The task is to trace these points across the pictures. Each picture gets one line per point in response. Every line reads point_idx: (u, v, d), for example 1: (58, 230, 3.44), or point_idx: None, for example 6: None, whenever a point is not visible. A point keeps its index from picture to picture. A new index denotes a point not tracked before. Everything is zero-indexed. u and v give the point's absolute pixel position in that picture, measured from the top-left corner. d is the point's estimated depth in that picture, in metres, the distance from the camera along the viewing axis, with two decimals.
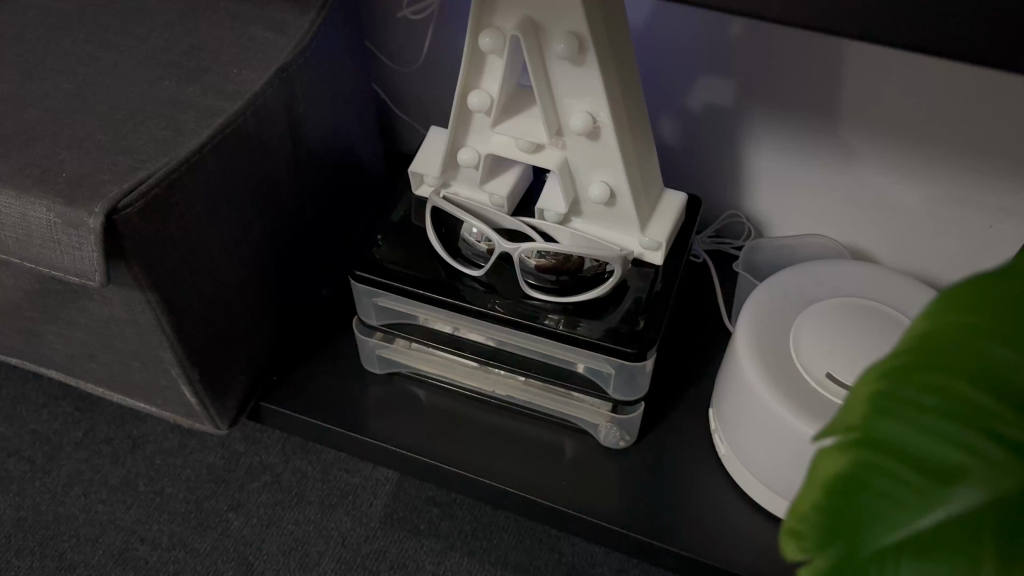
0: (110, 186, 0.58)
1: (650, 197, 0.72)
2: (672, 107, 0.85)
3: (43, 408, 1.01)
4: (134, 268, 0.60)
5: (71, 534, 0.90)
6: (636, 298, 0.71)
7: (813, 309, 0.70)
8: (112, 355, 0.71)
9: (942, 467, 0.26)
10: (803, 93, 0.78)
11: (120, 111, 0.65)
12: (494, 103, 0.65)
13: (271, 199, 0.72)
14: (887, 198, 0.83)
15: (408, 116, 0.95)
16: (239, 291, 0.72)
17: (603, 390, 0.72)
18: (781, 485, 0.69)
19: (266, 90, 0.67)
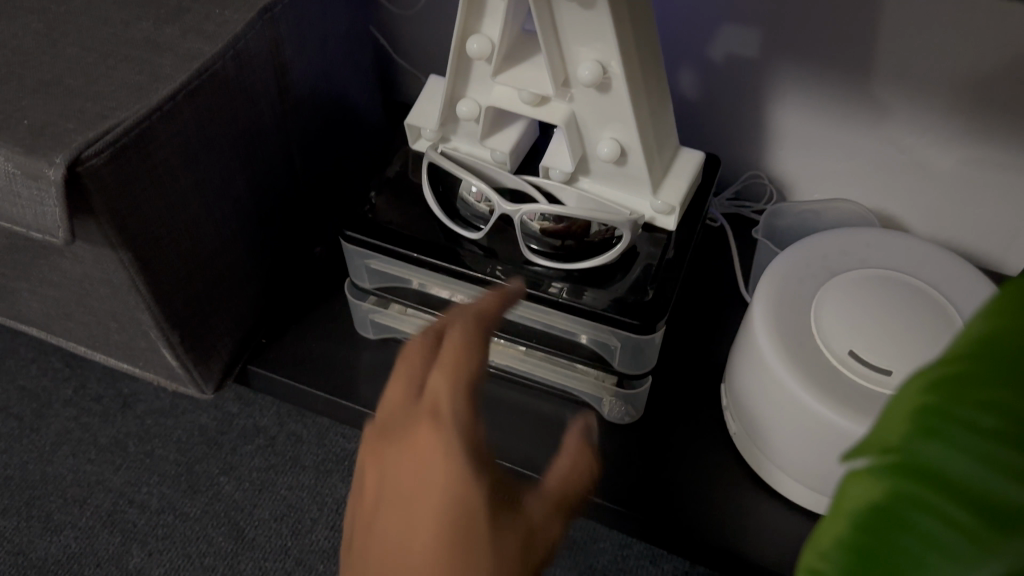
0: (74, 136, 0.53)
1: (664, 155, 0.66)
2: (692, 57, 0.79)
3: (32, 363, 0.99)
4: (104, 224, 0.56)
5: (58, 494, 0.88)
6: (646, 266, 0.66)
7: (836, 281, 0.65)
8: (89, 315, 0.67)
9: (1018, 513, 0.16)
10: (836, 45, 0.72)
11: (91, 54, 0.60)
12: (495, 49, 0.59)
13: (255, 151, 0.68)
14: (919, 161, 0.77)
15: (409, 63, 0.89)
16: (223, 249, 0.68)
17: (608, 362, 0.68)
18: (795, 468, 0.65)
19: (249, 32, 0.62)
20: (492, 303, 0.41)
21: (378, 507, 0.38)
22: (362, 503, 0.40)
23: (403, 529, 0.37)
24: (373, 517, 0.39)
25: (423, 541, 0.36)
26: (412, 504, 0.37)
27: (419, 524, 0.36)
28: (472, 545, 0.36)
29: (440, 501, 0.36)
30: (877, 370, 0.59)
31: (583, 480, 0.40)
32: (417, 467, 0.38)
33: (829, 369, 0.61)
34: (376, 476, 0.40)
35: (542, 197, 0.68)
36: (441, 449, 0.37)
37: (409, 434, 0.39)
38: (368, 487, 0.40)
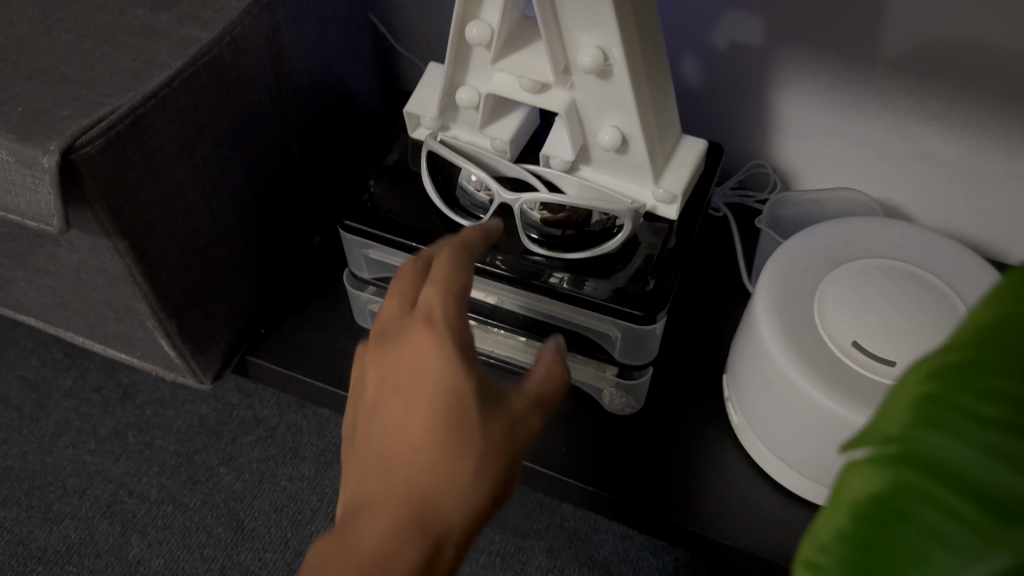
0: (68, 123, 0.53)
1: (666, 143, 0.66)
2: (695, 45, 0.78)
3: (32, 353, 0.98)
4: (99, 213, 0.55)
5: (58, 485, 0.88)
6: (647, 256, 0.65)
7: (840, 270, 0.64)
8: (86, 304, 0.67)
9: (1014, 500, 0.17)
10: (842, 32, 0.71)
11: (87, 41, 0.59)
12: (494, 35, 0.58)
13: (253, 139, 0.67)
14: (924, 150, 0.76)
15: (409, 51, 0.89)
16: (220, 238, 0.67)
17: (609, 353, 0.68)
18: (798, 460, 0.64)
19: (245, 18, 0.61)
20: (476, 233, 0.56)
21: (382, 394, 0.48)
22: (367, 399, 0.50)
23: (405, 411, 0.46)
24: (378, 406, 0.48)
25: (421, 426, 0.45)
26: (410, 391, 0.47)
27: (416, 406, 0.46)
28: (459, 426, 0.46)
29: (432, 386, 0.46)
30: (881, 360, 0.59)
31: (557, 379, 0.50)
32: (412, 360, 0.48)
33: (832, 360, 0.60)
34: (379, 375, 0.49)
35: (543, 186, 0.67)
36: (432, 344, 0.48)
37: (405, 335, 0.49)
38: (372, 388, 0.49)
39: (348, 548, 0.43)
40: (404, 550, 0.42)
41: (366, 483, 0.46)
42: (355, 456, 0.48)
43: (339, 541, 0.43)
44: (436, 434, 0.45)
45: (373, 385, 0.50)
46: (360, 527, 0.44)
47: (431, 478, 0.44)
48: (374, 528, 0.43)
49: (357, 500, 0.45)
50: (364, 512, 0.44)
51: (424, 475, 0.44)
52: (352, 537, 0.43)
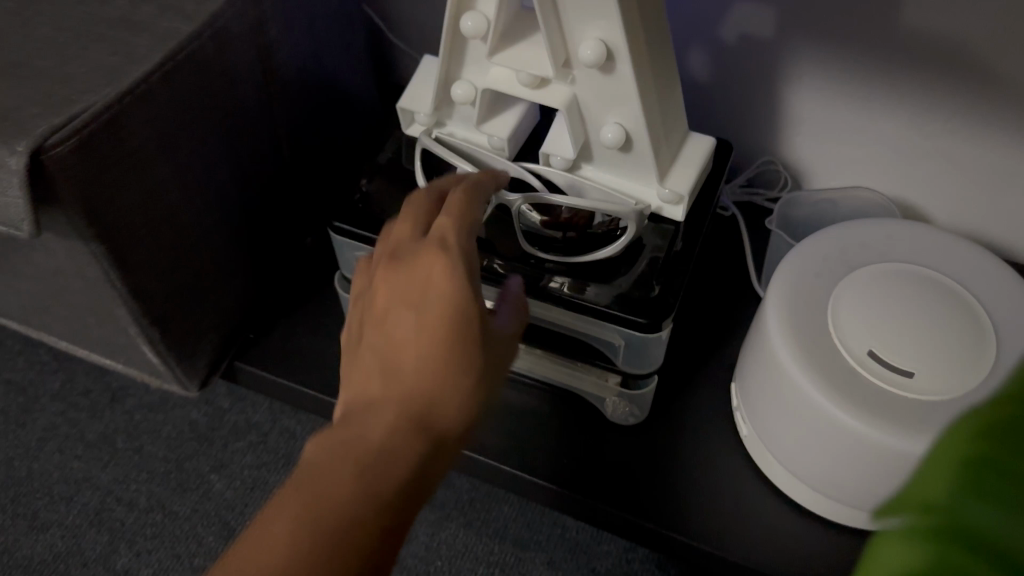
0: (38, 121, 0.50)
1: (672, 141, 0.62)
2: (704, 37, 0.74)
3: (19, 355, 0.96)
4: (73, 216, 0.52)
5: (44, 492, 0.85)
6: (652, 260, 0.62)
7: (855, 275, 0.61)
8: (66, 309, 0.64)
9: None
10: (859, 24, 0.67)
11: (64, 33, 0.56)
12: (490, 27, 0.55)
13: (239, 136, 0.64)
14: (942, 147, 0.72)
15: (406, 43, 0.85)
16: (206, 240, 0.64)
17: (612, 361, 0.65)
18: (811, 475, 0.61)
19: (229, 10, 0.58)
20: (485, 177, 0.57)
21: (388, 305, 0.50)
22: (370, 309, 0.51)
23: (412, 323, 0.48)
24: (383, 317, 0.50)
25: (427, 338, 0.47)
26: (417, 304, 0.48)
27: (423, 318, 0.48)
28: (462, 342, 0.47)
29: (441, 301, 0.48)
30: (898, 372, 0.56)
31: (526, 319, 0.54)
32: (420, 276, 0.49)
33: (846, 371, 0.57)
34: (383, 287, 0.50)
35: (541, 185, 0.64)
36: (442, 266, 0.49)
37: (414, 254, 0.50)
38: (376, 298, 0.51)
39: (352, 442, 0.45)
40: (406, 447, 0.45)
41: (366, 384, 0.48)
42: (354, 361, 0.50)
43: (341, 433, 0.46)
44: (441, 346, 0.47)
45: (376, 295, 0.51)
46: (363, 425, 0.46)
47: (433, 386, 0.47)
48: (377, 428, 0.45)
49: (358, 402, 0.48)
50: (366, 413, 0.46)
51: (424, 384, 0.47)
52: (354, 432, 0.45)
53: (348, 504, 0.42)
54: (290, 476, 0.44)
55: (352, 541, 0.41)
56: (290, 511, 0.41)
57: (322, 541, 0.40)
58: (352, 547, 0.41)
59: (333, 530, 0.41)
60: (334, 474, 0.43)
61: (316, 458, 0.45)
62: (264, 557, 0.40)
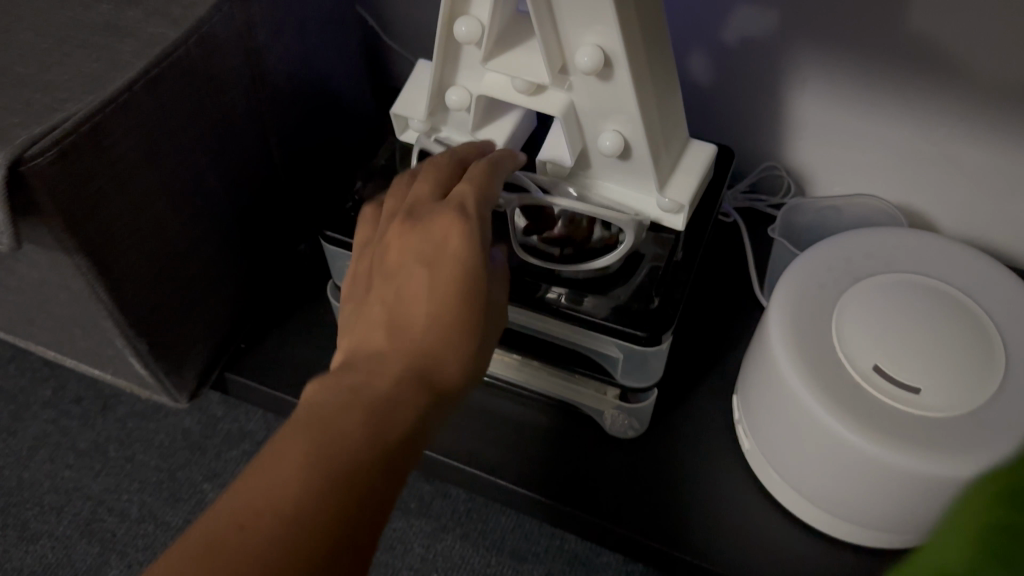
0: (18, 131, 0.48)
1: (672, 148, 0.61)
2: (705, 40, 0.73)
3: (10, 362, 0.94)
4: (56, 229, 0.51)
5: (34, 502, 0.84)
6: (651, 271, 0.61)
7: (861, 286, 0.59)
8: (52, 320, 0.63)
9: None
10: (866, 27, 0.65)
11: (46, 39, 0.55)
12: (485, 32, 0.54)
13: (228, 143, 0.62)
14: (949, 153, 0.71)
15: (401, 46, 0.84)
16: (194, 249, 0.63)
17: (610, 374, 0.63)
18: (814, 492, 0.60)
19: (216, 15, 0.56)
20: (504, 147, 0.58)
21: (402, 262, 0.50)
22: (383, 265, 0.51)
23: (425, 281, 0.49)
24: (396, 274, 0.50)
25: (438, 297, 0.48)
26: (431, 263, 0.49)
27: (436, 277, 0.49)
28: (471, 302, 0.48)
29: (455, 261, 0.49)
30: (904, 387, 0.54)
31: None
32: (435, 235, 0.50)
33: (852, 387, 0.56)
34: (398, 244, 0.51)
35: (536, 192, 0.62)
36: (458, 227, 0.49)
37: (430, 213, 0.51)
38: (390, 254, 0.51)
39: (359, 386, 0.45)
40: (411, 397, 0.46)
41: (372, 336, 0.49)
42: (362, 315, 0.51)
43: (349, 379, 0.46)
44: (450, 305, 0.48)
45: (390, 252, 0.51)
46: (370, 373, 0.46)
47: (440, 343, 0.48)
48: (385, 377, 0.46)
49: (365, 353, 0.48)
50: (373, 363, 0.47)
51: (431, 343, 0.48)
52: (362, 379, 0.46)
53: (354, 441, 0.42)
54: (296, 413, 0.45)
55: (356, 475, 0.41)
56: (297, 442, 0.42)
57: (329, 470, 0.41)
58: (356, 479, 0.41)
59: (339, 462, 0.41)
60: (341, 413, 0.44)
61: (323, 399, 0.45)
62: (271, 480, 0.40)
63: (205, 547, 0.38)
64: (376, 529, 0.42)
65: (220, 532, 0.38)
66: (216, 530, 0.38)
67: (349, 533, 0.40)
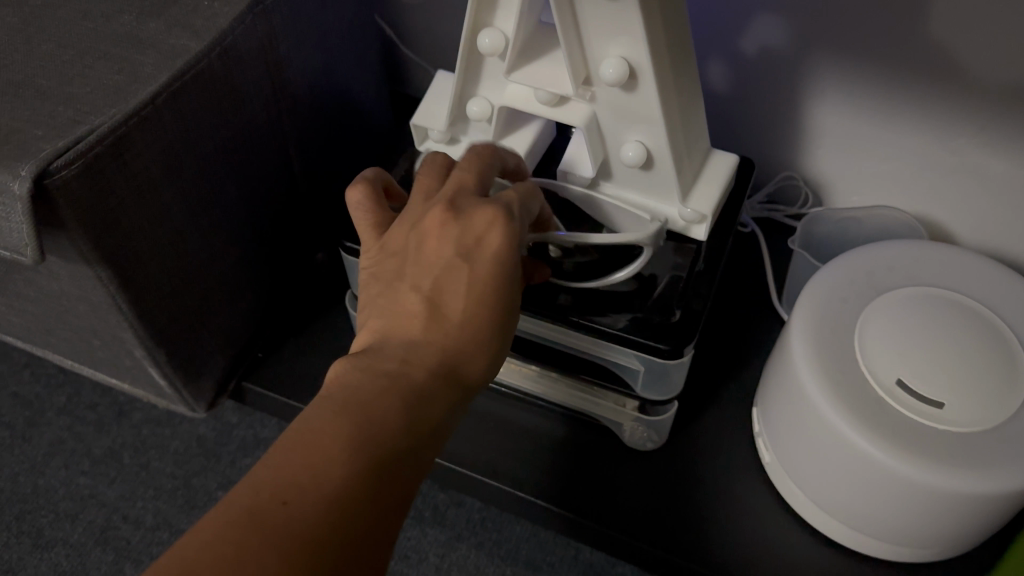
0: (41, 144, 0.48)
1: (694, 159, 0.61)
2: (723, 50, 0.73)
3: (25, 368, 0.94)
4: (79, 242, 0.51)
5: (49, 509, 0.84)
6: (672, 283, 0.60)
7: (883, 300, 0.59)
8: (70, 330, 0.63)
9: None
10: (886, 39, 0.65)
11: (68, 51, 0.55)
12: (508, 44, 0.54)
13: (248, 154, 0.62)
14: (969, 164, 0.70)
15: (418, 55, 0.84)
16: (215, 259, 0.63)
17: (630, 387, 0.63)
18: (837, 508, 0.59)
19: (238, 26, 0.56)
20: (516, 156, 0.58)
21: (436, 250, 0.49)
22: (417, 254, 0.49)
23: (463, 280, 0.48)
24: (432, 265, 0.49)
25: (473, 294, 0.47)
26: (469, 260, 0.48)
27: (474, 277, 0.47)
28: (502, 306, 0.48)
29: (495, 264, 0.47)
30: (928, 403, 0.54)
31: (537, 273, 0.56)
32: (476, 232, 0.48)
33: (875, 402, 0.55)
34: (436, 235, 0.49)
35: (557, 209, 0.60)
36: (501, 225, 0.47)
37: (472, 206, 0.49)
38: (425, 243, 0.49)
39: (390, 375, 0.45)
40: (437, 393, 0.46)
41: (402, 322, 0.48)
42: (389, 299, 0.49)
43: (378, 365, 0.45)
44: (484, 306, 0.47)
45: (425, 241, 0.49)
46: (400, 362, 0.46)
47: (469, 343, 0.47)
48: (416, 370, 0.46)
49: (392, 338, 0.48)
50: (402, 351, 0.47)
51: (463, 337, 0.47)
52: (394, 367, 0.45)
53: (383, 431, 0.42)
54: (324, 393, 0.44)
55: (383, 466, 0.41)
56: (329, 424, 0.41)
57: (359, 457, 0.40)
58: (381, 466, 0.41)
59: (369, 450, 0.41)
60: (372, 401, 0.43)
61: (352, 382, 0.44)
62: (303, 457, 0.40)
63: (232, 518, 0.37)
64: (394, 520, 0.42)
65: (249, 504, 0.38)
66: (244, 502, 0.38)
67: (371, 521, 0.40)
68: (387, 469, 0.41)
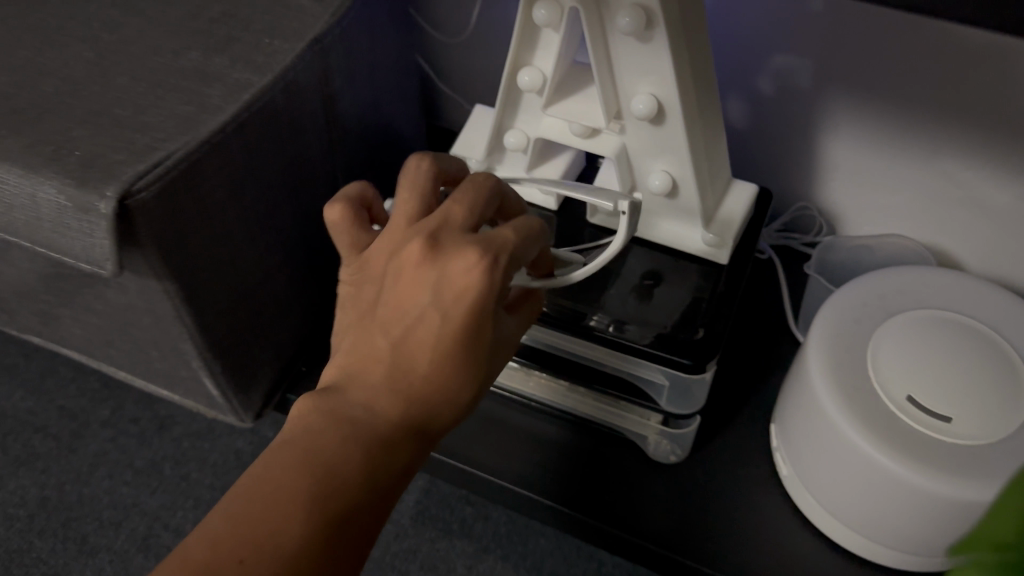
0: (123, 167, 0.53)
1: (717, 188, 0.65)
2: (742, 88, 0.77)
3: (71, 382, 0.99)
4: (151, 257, 0.55)
5: (94, 516, 0.88)
6: (695, 303, 0.64)
7: (895, 321, 0.62)
8: (130, 342, 0.67)
9: None
10: (895, 80, 0.70)
11: (141, 83, 0.59)
12: (546, 82, 0.58)
13: (300, 179, 0.67)
14: (975, 197, 0.74)
15: (453, 90, 0.89)
16: (265, 279, 0.67)
17: (655, 401, 0.67)
18: (850, 516, 0.63)
19: (299, 62, 0.62)
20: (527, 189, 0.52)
21: (410, 294, 0.43)
22: (391, 287, 0.44)
23: (434, 329, 0.43)
24: (404, 306, 0.44)
25: (445, 345, 0.43)
26: (444, 310, 0.42)
27: (446, 325, 0.42)
28: (474, 357, 0.43)
29: (470, 315, 0.42)
30: (937, 417, 0.57)
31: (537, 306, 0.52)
32: (454, 280, 0.42)
33: (886, 416, 0.59)
34: (411, 275, 0.43)
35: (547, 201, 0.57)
36: (479, 276, 0.41)
37: (455, 245, 0.43)
38: (400, 282, 0.44)
39: (352, 422, 0.44)
40: (399, 441, 0.44)
41: (374, 366, 0.45)
42: (364, 331, 0.46)
43: (340, 409, 0.44)
44: (454, 359, 0.43)
45: (400, 278, 0.44)
46: (363, 408, 0.44)
47: (436, 393, 0.44)
48: (380, 417, 0.44)
49: (360, 375, 0.45)
50: (365, 395, 0.44)
51: (434, 386, 0.44)
52: (359, 413, 0.44)
53: (339, 482, 0.42)
54: (286, 436, 0.44)
55: (337, 520, 0.41)
56: (285, 474, 0.42)
57: (312, 511, 0.41)
58: (337, 518, 0.41)
59: (321, 506, 0.41)
60: (331, 450, 0.43)
61: (311, 429, 0.44)
62: (258, 513, 0.41)
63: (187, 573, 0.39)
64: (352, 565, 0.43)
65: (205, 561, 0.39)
66: (192, 562, 0.39)
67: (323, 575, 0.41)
68: (338, 524, 0.41)
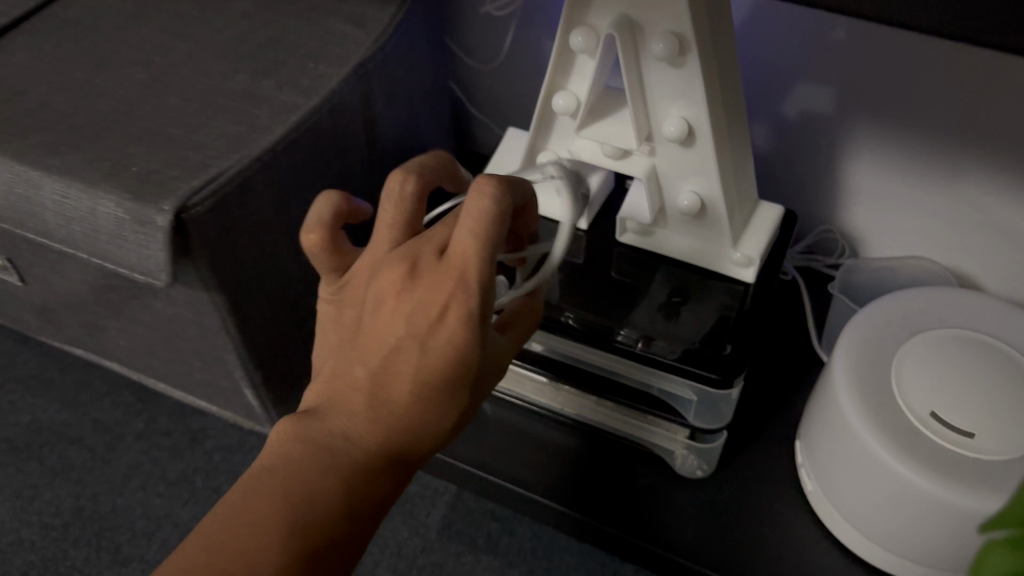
0: (178, 183, 0.55)
1: (744, 209, 0.67)
2: (768, 113, 0.80)
3: (106, 396, 1.01)
4: (201, 269, 0.58)
5: (127, 527, 0.90)
6: (721, 320, 0.66)
7: (918, 339, 0.64)
8: (174, 353, 0.70)
9: None
10: (917, 106, 0.72)
11: (192, 104, 0.62)
12: (580, 105, 0.61)
13: None
14: (995, 221, 0.76)
15: (483, 114, 0.92)
16: (304, 293, 0.70)
17: (682, 415, 0.68)
18: (874, 530, 0.64)
19: (343, 86, 0.64)
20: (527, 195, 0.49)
21: (389, 323, 0.42)
22: (371, 315, 0.43)
23: (413, 360, 0.41)
24: (383, 336, 0.42)
25: (424, 378, 0.41)
26: (422, 342, 0.41)
27: (425, 358, 0.41)
28: (454, 390, 0.42)
29: (449, 349, 0.40)
30: (960, 432, 0.59)
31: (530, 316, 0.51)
32: (433, 309, 0.40)
33: (910, 431, 0.60)
34: (392, 305, 0.42)
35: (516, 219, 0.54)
36: (458, 309, 0.40)
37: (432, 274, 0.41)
38: (380, 312, 0.42)
39: (331, 451, 0.42)
40: (378, 469, 0.43)
41: (352, 395, 0.43)
42: (345, 356, 0.44)
43: (319, 438, 0.43)
44: (431, 391, 0.41)
45: (381, 307, 0.42)
46: (342, 437, 0.42)
47: (414, 422, 0.42)
48: (359, 448, 0.42)
49: (338, 402, 0.43)
50: (343, 423, 0.43)
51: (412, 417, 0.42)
52: (338, 444, 0.42)
53: (320, 512, 0.41)
54: (264, 464, 0.43)
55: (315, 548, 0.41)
56: (265, 501, 0.41)
57: (290, 541, 0.40)
58: (315, 546, 0.41)
59: (299, 535, 0.41)
60: (311, 479, 0.42)
61: (292, 456, 0.43)
62: (239, 542, 0.40)
63: None
64: None
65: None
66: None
67: None
68: (312, 553, 0.41)
